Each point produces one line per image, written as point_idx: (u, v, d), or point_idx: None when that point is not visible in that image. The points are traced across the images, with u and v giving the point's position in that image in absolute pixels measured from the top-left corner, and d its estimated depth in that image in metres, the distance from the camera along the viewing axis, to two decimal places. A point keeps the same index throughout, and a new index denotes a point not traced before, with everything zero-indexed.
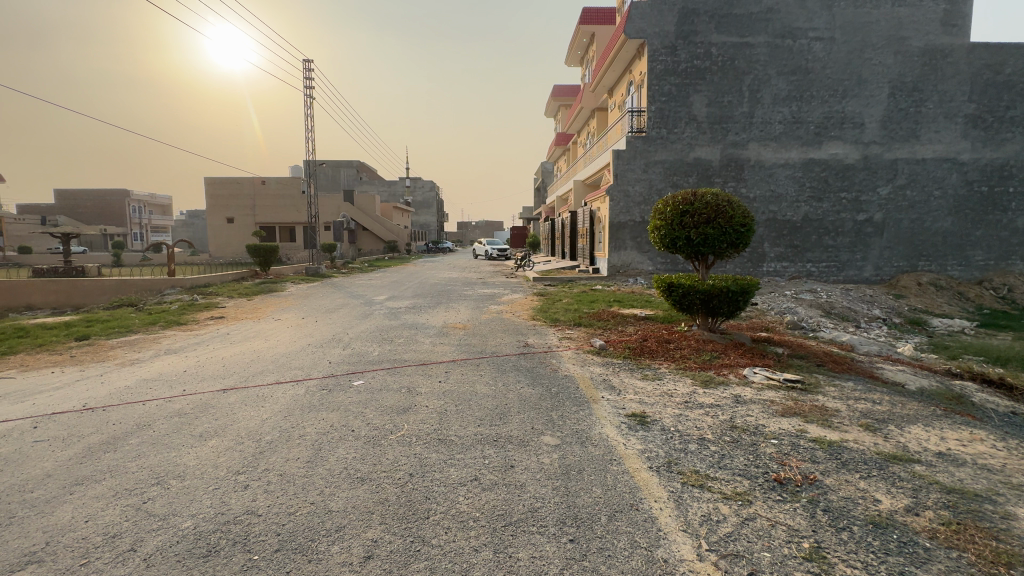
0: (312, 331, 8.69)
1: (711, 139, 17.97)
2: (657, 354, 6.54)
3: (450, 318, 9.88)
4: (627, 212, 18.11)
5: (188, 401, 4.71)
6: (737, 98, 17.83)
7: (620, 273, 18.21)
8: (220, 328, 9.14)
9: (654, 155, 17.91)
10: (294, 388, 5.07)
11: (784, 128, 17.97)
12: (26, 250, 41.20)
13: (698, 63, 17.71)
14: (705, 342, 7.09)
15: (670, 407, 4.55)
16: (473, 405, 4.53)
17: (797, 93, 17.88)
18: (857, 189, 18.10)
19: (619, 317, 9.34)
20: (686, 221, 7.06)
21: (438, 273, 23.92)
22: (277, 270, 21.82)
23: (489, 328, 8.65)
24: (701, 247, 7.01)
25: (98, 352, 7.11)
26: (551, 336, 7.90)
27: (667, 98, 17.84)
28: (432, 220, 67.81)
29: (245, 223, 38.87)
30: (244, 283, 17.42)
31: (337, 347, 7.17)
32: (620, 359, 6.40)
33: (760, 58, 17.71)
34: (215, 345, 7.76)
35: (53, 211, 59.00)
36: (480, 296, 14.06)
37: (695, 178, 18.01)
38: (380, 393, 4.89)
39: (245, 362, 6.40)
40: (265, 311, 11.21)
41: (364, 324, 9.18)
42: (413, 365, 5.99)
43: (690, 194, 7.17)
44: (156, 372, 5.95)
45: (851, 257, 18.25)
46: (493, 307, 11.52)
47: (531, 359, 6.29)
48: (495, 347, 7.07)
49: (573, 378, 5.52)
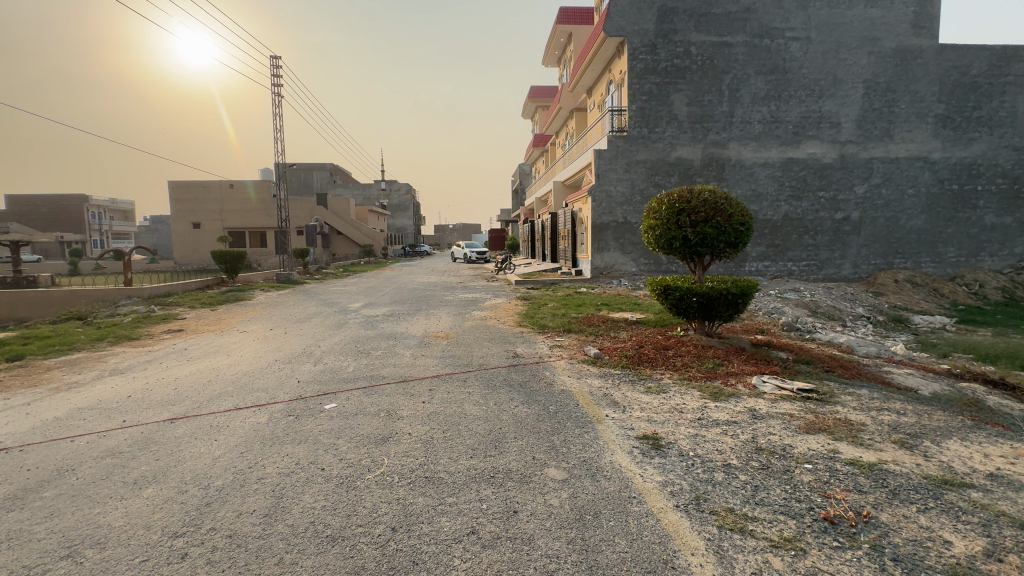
0: (280, 344, 7.97)
1: (692, 138, 17.83)
2: (657, 363, 6.10)
3: (430, 327, 9.25)
4: (610, 213, 17.77)
5: (125, 436, 3.99)
6: (717, 98, 17.75)
7: (603, 275, 17.88)
8: (178, 343, 8.31)
9: (635, 155, 17.64)
10: (254, 416, 4.39)
11: (763, 128, 17.97)
12: None
13: (678, 61, 17.56)
14: (705, 348, 6.70)
15: (683, 425, 4.08)
16: (462, 431, 3.97)
17: (775, 92, 17.90)
18: (835, 188, 18.21)
19: (610, 322, 8.91)
20: (683, 220, 6.65)
21: (416, 278, 23.14)
22: (246, 277, 20.73)
23: (473, 337, 8.07)
24: (699, 247, 6.62)
25: (30, 374, 6.26)
26: (541, 345, 7.39)
27: (648, 97, 17.62)
28: (409, 224, 66.68)
29: (212, 228, 37.25)
30: (209, 291, 16.36)
31: (307, 363, 6.49)
32: (618, 369, 5.93)
33: (739, 58, 17.69)
34: (170, 363, 6.97)
35: (4, 217, 55.68)
36: (461, 301, 13.46)
37: (677, 178, 17.81)
38: (354, 419, 4.28)
39: (202, 383, 5.68)
40: (229, 322, 10.37)
41: (337, 336, 8.49)
42: (392, 383, 5.38)
43: (686, 191, 6.78)
44: (95, 399, 5.18)
45: (830, 256, 18.34)
46: (476, 313, 10.94)
47: (522, 373, 5.75)
48: (482, 359, 6.50)
49: (571, 394, 5.01)
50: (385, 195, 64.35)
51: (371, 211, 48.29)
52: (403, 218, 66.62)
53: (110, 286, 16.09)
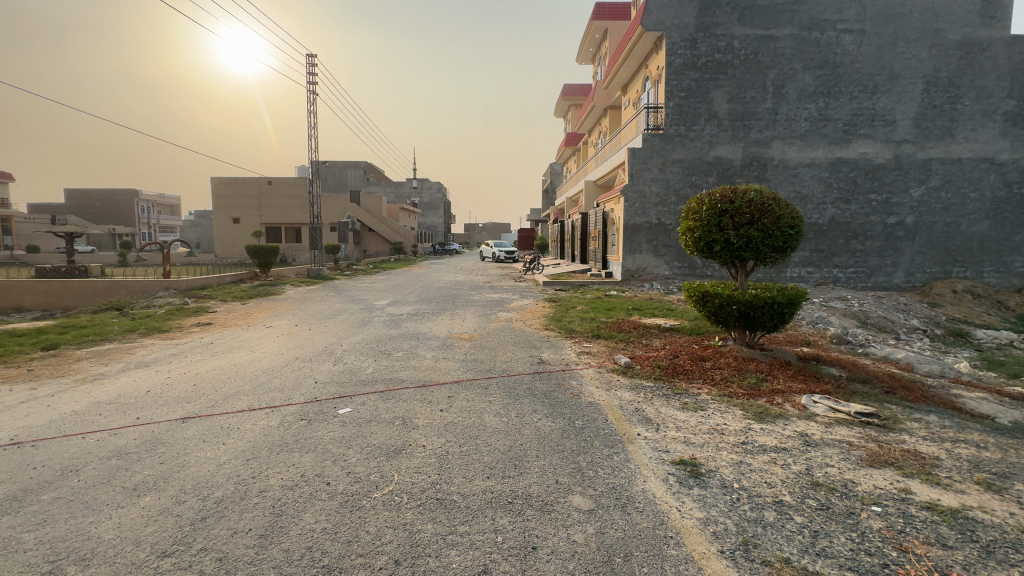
0: (303, 341, 7.88)
1: (732, 136, 17.03)
2: (694, 375, 5.64)
3: (454, 327, 9.00)
4: (643, 214, 17.17)
5: (135, 436, 3.88)
6: (760, 94, 16.88)
7: (634, 278, 17.32)
8: (206, 337, 8.37)
9: (672, 154, 16.98)
10: (266, 419, 4.22)
11: (809, 126, 16.99)
12: (33, 249, 41.07)
13: (719, 56, 16.79)
14: (746, 360, 6.18)
15: (725, 450, 3.65)
16: (480, 446, 3.67)
17: (824, 88, 16.89)
18: (888, 190, 17.04)
19: (642, 328, 8.45)
20: (726, 221, 6.16)
21: (443, 276, 23.06)
22: (278, 272, 21.13)
23: (497, 340, 7.77)
24: (743, 252, 6.12)
25: (60, 364, 6.35)
26: (567, 351, 7.02)
27: (687, 93, 16.90)
28: (440, 222, 67.14)
29: (250, 223, 38.38)
30: (241, 285, 16.68)
31: (327, 362, 6.33)
32: (650, 381, 5.51)
33: (785, 52, 16.78)
34: (195, 357, 6.97)
35: (63, 210, 59.20)
36: (487, 302, 13.20)
37: (715, 178, 17.05)
38: (366, 427, 4.04)
39: (221, 380, 5.59)
40: (257, 316, 10.43)
41: (360, 334, 8.36)
42: (410, 388, 5.13)
43: (730, 191, 6.28)
44: (117, 392, 5.16)
45: (881, 263, 17.18)
46: (502, 315, 10.65)
47: (547, 382, 5.41)
48: (506, 364, 6.20)
49: (599, 407, 4.64)
50: (416, 193, 65.01)
51: (402, 208, 48.77)
52: (434, 216, 67.09)
53: (150, 278, 16.63)
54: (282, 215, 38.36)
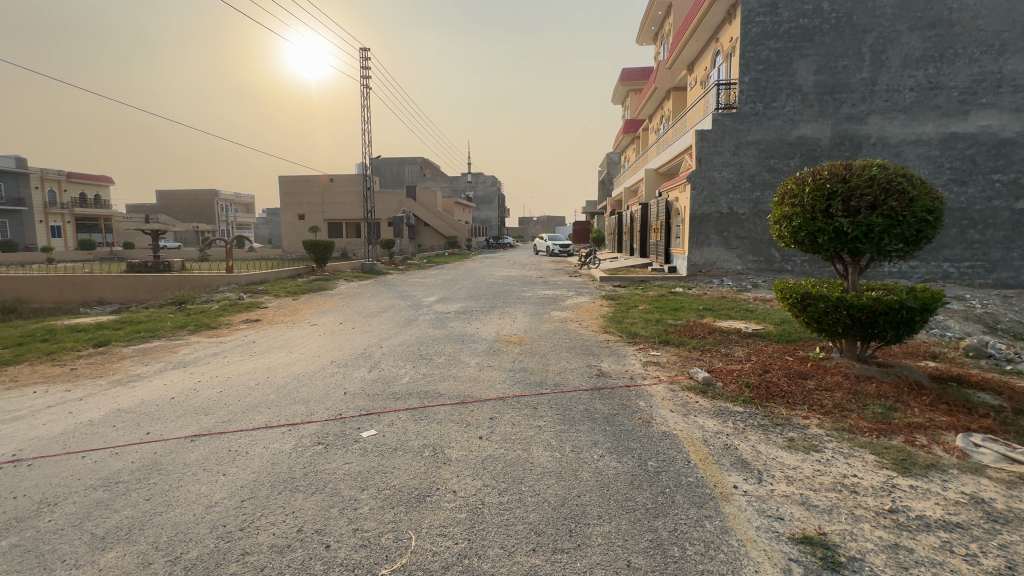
0: (344, 342, 7.43)
1: (819, 113, 15.02)
2: (797, 400, 4.50)
3: (503, 329, 8.23)
4: (712, 203, 15.60)
5: (135, 458, 3.40)
6: (855, 63, 14.75)
7: (701, 273, 15.84)
8: (250, 335, 8.15)
9: (747, 135, 15.23)
10: (279, 441, 3.65)
11: (916, 96, 14.64)
12: (128, 246, 45.07)
13: (805, 22, 14.82)
14: (863, 381, 4.94)
15: (869, 524, 2.60)
16: (524, 496, 2.85)
17: (935, 51, 14.45)
18: (1016, 169, 14.40)
19: (719, 334, 7.27)
20: (836, 207, 4.93)
21: (496, 270, 22.41)
22: (335, 267, 21.43)
23: (550, 345, 6.93)
24: (859, 245, 4.87)
25: (103, 363, 6.23)
26: (631, 361, 6.03)
27: (765, 66, 15.07)
28: (494, 216, 66.83)
29: (313, 220, 39.82)
30: (297, 280, 16.89)
31: (361, 369, 5.76)
32: (739, 406, 4.43)
33: (887, 12, 14.50)
34: (233, 358, 6.69)
35: (154, 210, 64.82)
36: (540, 299, 12.35)
37: (798, 161, 15.11)
38: (391, 459, 3.35)
39: (248, 387, 5.13)
40: (304, 313, 10.21)
41: (402, 335, 7.82)
42: (448, 405, 4.41)
43: (842, 168, 5.03)
44: (142, 398, 4.83)
45: (1005, 255, 14.55)
46: (555, 315, 9.76)
47: (609, 403, 4.50)
48: (559, 376, 5.34)
49: (678, 442, 3.67)
50: (471, 187, 65.06)
51: (456, 203, 48.78)
52: (488, 211, 66.87)
53: (215, 273, 17.24)
54: (343, 212, 39.48)
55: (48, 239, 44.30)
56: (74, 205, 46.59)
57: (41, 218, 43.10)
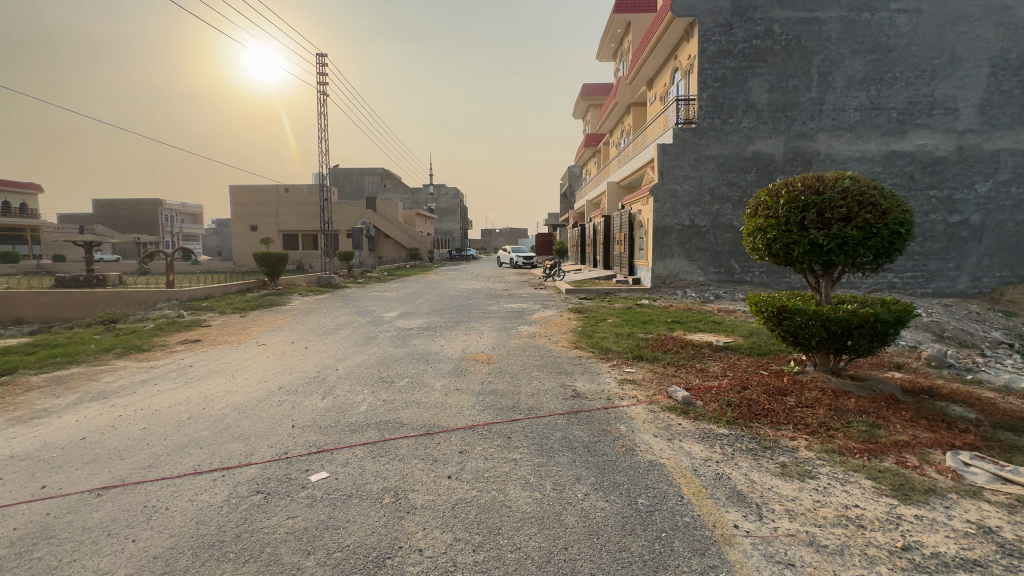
0: (295, 364, 6.76)
1: (773, 129, 15.56)
2: (781, 420, 4.32)
3: (469, 346, 7.78)
4: (674, 215, 15.81)
5: (19, 522, 2.74)
6: (804, 83, 15.42)
7: (665, 285, 15.97)
8: (188, 358, 7.34)
9: (706, 150, 15.57)
10: (208, 491, 3.07)
11: (860, 116, 15.43)
12: (59, 259, 41.60)
13: (758, 42, 15.40)
14: (841, 397, 4.84)
15: (886, 567, 2.35)
16: (503, 555, 2.42)
17: (876, 74, 15.30)
18: (950, 186, 15.38)
19: (691, 348, 7.13)
20: (810, 219, 4.85)
21: (460, 283, 21.91)
22: (290, 280, 20.31)
23: (520, 363, 6.55)
24: (833, 258, 4.79)
25: (2, 397, 5.35)
26: (606, 380, 5.74)
27: (722, 83, 15.50)
28: (456, 228, 66.19)
29: (267, 231, 38.02)
30: (246, 295, 15.80)
31: (312, 396, 5.16)
32: (723, 428, 4.19)
33: (832, 36, 15.28)
34: (165, 385, 5.92)
35: (90, 219, 60.37)
36: (507, 312, 11.97)
37: (755, 175, 15.57)
38: (345, 509, 2.85)
39: (178, 422, 4.46)
40: (252, 332, 9.39)
41: (361, 355, 7.23)
42: (412, 437, 3.94)
43: (815, 179, 4.97)
44: (45, 440, 4.08)
45: (942, 266, 15.45)
46: (523, 329, 9.40)
47: (589, 429, 4.15)
48: (532, 400, 4.94)
49: (667, 473, 3.35)
50: (433, 198, 64.28)
51: (418, 214, 47.93)
52: (450, 222, 66.14)
53: (153, 288, 15.89)
54: (298, 223, 37.92)
55: None
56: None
57: None
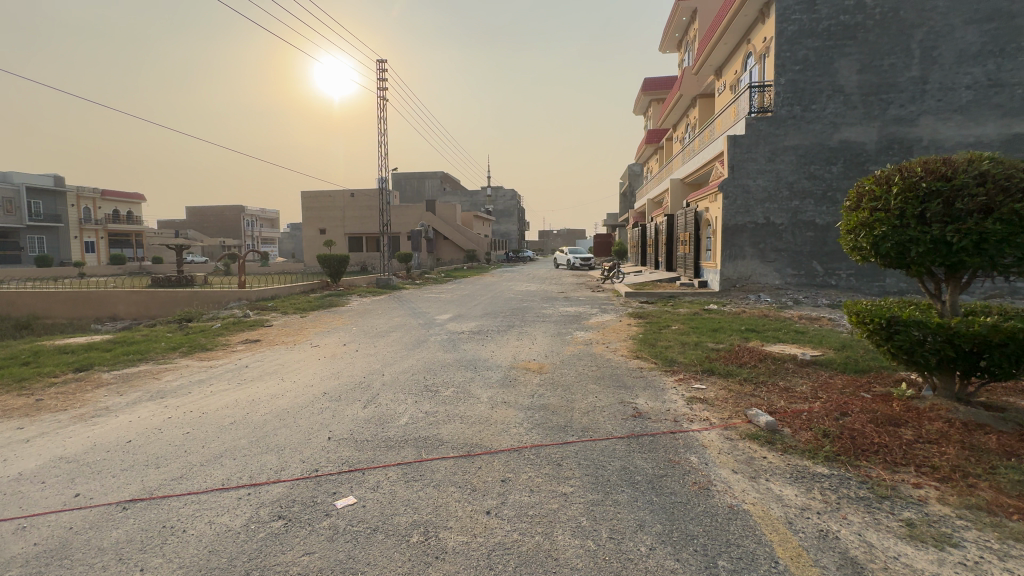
0: (343, 369, 6.62)
1: (865, 114, 13.87)
2: (897, 459, 3.50)
3: (521, 353, 7.37)
4: (746, 213, 14.54)
5: (41, 536, 2.63)
6: (903, 60, 13.61)
7: (735, 288, 14.74)
8: (245, 358, 7.45)
9: (784, 140, 14.17)
10: (229, 513, 2.84)
11: (974, 95, 13.39)
12: (157, 260, 46.09)
13: (846, 18, 13.80)
14: (975, 432, 3.90)
15: None
16: None
17: (994, 46, 13.21)
18: None
19: (772, 362, 6.24)
20: (932, 211, 3.97)
21: (516, 285, 21.56)
22: (351, 282, 20.92)
23: (574, 374, 6.03)
24: (963, 258, 3.89)
25: (74, 393, 5.60)
26: (671, 398, 5.07)
27: (803, 66, 14.04)
28: (513, 229, 66.23)
29: (333, 234, 39.86)
30: (309, 296, 16.36)
31: (354, 404, 4.94)
32: (820, 466, 3.45)
33: (938, 5, 13.38)
34: (219, 387, 5.96)
35: (183, 225, 66.43)
36: (562, 316, 11.44)
37: (842, 167, 13.95)
38: (366, 548, 2.48)
39: (220, 427, 4.38)
40: (308, 333, 9.50)
41: (408, 360, 7.00)
42: (452, 458, 3.55)
43: (940, 162, 4.07)
44: (94, 441, 4.10)
45: None
46: (578, 335, 8.86)
47: (653, 459, 3.56)
48: (587, 419, 4.41)
49: (753, 525, 2.72)
50: (490, 200, 64.74)
51: (476, 216, 48.36)
52: (507, 224, 66.30)
53: (227, 288, 16.82)
54: (362, 226, 39.39)
55: (82, 255, 45.48)
56: (107, 222, 47.75)
57: (75, 234, 44.46)
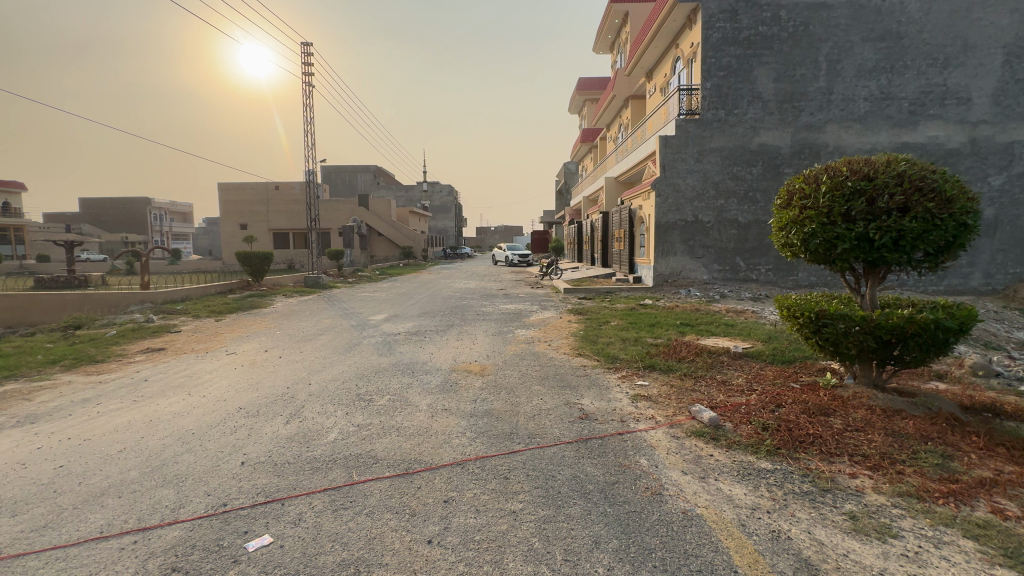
0: (263, 378, 5.95)
1: (780, 120, 14.88)
2: (831, 449, 3.61)
3: (462, 354, 7.05)
4: (677, 211, 15.14)
5: None
6: (812, 71, 14.74)
7: (668, 283, 15.32)
8: (145, 370, 6.52)
9: (710, 142, 14.88)
10: (106, 571, 2.31)
11: (870, 106, 14.79)
12: (44, 257, 40.52)
13: (764, 29, 14.70)
14: (895, 418, 4.13)
15: None
16: None
17: (886, 62, 14.64)
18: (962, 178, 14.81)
19: (708, 356, 6.40)
20: (857, 209, 4.16)
21: (454, 283, 21.06)
22: (276, 280, 19.45)
23: (517, 375, 5.82)
24: (884, 255, 4.09)
25: None
26: (616, 397, 5.00)
27: (726, 72, 14.80)
28: (451, 226, 65.29)
29: (256, 230, 37.06)
30: (227, 297, 14.95)
31: (276, 420, 4.40)
32: (763, 461, 3.48)
33: (840, 22, 14.60)
34: (109, 406, 5.11)
35: (76, 219, 58.90)
36: (503, 314, 11.22)
37: (761, 169, 14.89)
38: None
39: (105, 457, 3.68)
40: (223, 339, 8.55)
41: (339, 366, 6.45)
42: (387, 479, 3.19)
43: (862, 163, 4.27)
44: None
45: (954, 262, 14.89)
46: (520, 334, 8.67)
47: (604, 465, 3.41)
48: (535, 424, 4.20)
49: (708, 531, 2.63)
50: (427, 196, 63.35)
51: (412, 212, 47.02)
52: (444, 220, 65.18)
53: (127, 289, 14.93)
54: (289, 221, 36.93)
55: None
56: None
57: None
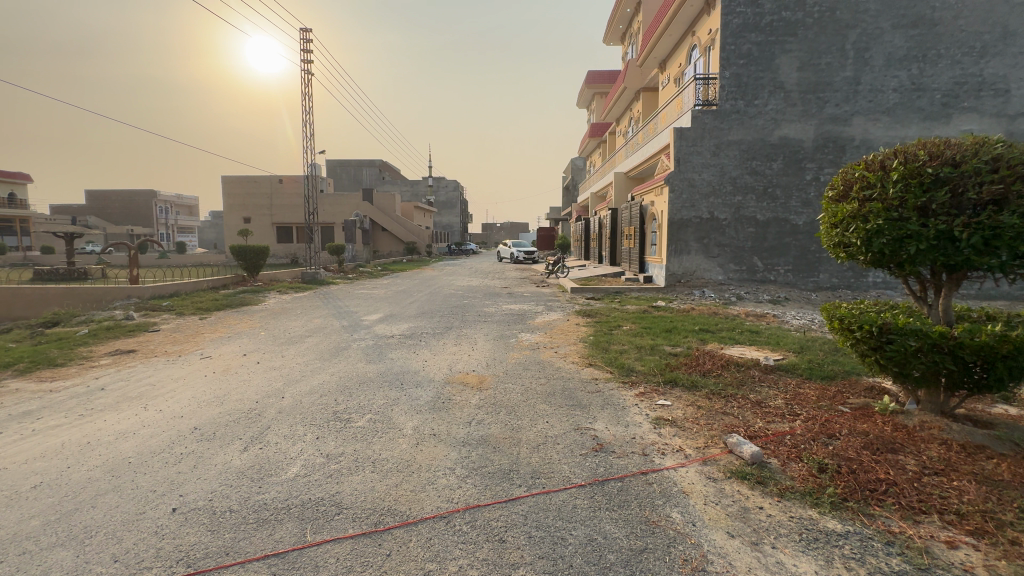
0: (232, 389, 5.27)
1: (803, 112, 14.00)
2: (915, 504, 2.85)
3: (459, 363, 6.33)
4: (691, 207, 14.35)
5: None
6: (839, 60, 13.85)
7: (680, 283, 14.56)
8: (105, 377, 5.83)
9: (728, 135, 14.06)
10: None
11: (900, 98, 13.89)
12: (48, 250, 40.41)
13: (787, 14, 13.81)
14: (979, 458, 3.37)
15: None
16: None
17: (918, 51, 13.71)
18: None
19: (737, 369, 5.63)
20: (938, 200, 3.38)
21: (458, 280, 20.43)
22: (272, 275, 18.84)
23: (519, 390, 5.10)
24: (970, 258, 3.33)
25: None
26: (635, 420, 4.25)
27: (746, 60, 13.94)
28: (455, 221, 64.26)
29: (259, 223, 36.51)
30: (220, 293, 14.32)
31: (233, 446, 3.71)
32: (832, 520, 2.73)
33: (870, 7, 13.68)
34: (50, 421, 4.45)
35: (81, 211, 58.70)
36: (506, 315, 10.47)
37: (782, 163, 14.02)
38: None
39: (9, 497, 2.99)
40: (202, 339, 7.90)
41: (320, 375, 5.73)
42: (349, 540, 2.49)
43: (944, 144, 3.50)
44: None
45: None
46: (524, 339, 7.92)
47: (628, 522, 2.68)
48: (540, 458, 3.47)
49: None
50: (432, 190, 62.48)
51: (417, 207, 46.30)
52: (449, 215, 64.35)
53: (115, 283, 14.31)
54: (291, 216, 36.35)
55: None
56: None
57: None
